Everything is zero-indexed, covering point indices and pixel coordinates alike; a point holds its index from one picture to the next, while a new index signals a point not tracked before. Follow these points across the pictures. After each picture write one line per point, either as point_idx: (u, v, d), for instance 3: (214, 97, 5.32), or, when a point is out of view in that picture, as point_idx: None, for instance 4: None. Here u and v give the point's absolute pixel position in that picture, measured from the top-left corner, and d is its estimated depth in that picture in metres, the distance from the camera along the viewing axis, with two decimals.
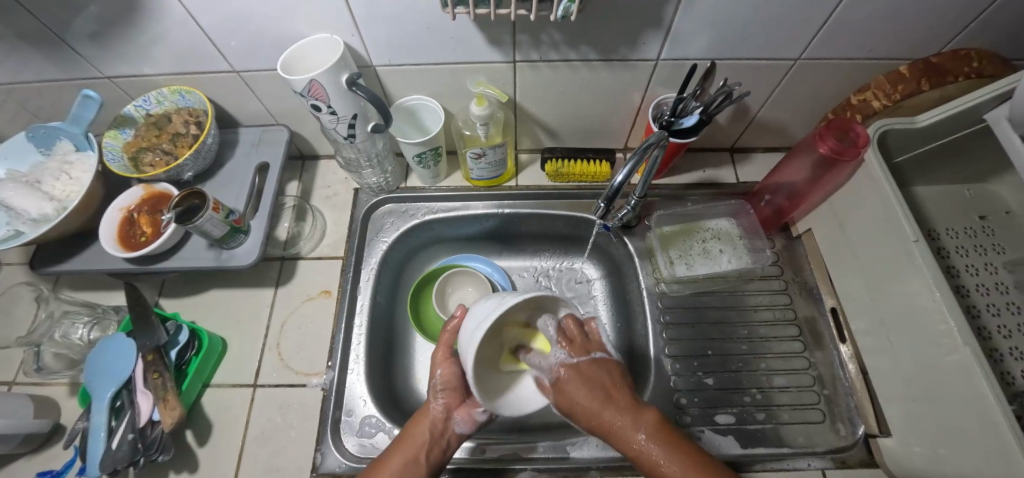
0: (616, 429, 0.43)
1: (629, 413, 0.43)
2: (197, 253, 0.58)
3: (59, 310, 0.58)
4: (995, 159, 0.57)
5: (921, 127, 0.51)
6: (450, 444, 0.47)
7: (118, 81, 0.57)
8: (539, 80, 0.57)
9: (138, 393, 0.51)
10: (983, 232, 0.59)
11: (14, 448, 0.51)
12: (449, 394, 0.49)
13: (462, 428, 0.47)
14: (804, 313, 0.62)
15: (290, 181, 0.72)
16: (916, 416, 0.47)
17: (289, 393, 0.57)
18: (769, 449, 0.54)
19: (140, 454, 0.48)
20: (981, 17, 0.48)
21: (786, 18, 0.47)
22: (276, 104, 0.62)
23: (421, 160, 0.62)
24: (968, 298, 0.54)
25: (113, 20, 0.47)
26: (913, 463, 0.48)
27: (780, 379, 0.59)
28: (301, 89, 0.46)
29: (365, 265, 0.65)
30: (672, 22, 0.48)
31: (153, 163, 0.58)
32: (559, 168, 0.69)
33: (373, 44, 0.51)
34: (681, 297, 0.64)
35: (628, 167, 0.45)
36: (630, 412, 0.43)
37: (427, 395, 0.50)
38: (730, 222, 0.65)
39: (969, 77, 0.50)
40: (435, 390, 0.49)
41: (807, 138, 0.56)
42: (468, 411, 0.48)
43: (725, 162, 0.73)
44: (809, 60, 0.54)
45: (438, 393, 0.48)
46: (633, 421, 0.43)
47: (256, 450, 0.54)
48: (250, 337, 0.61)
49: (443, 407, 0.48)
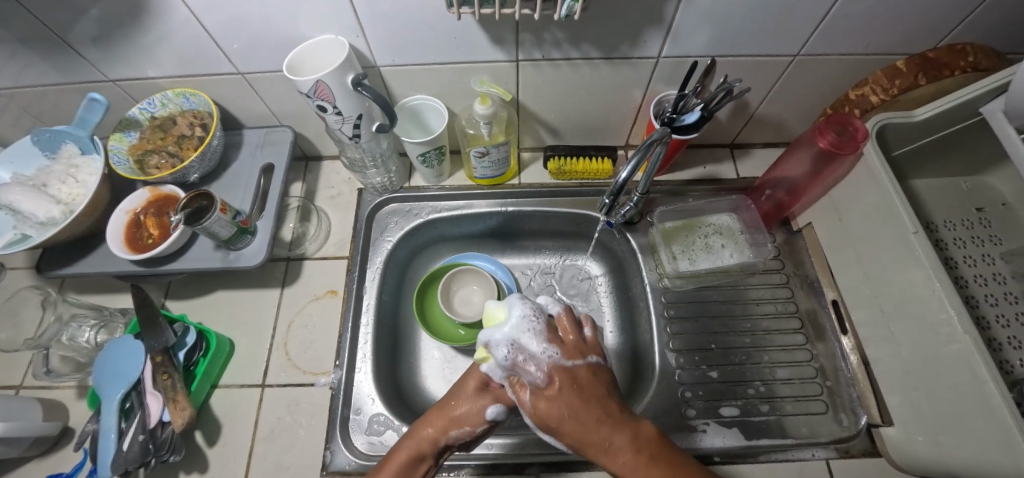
0: (607, 451, 0.38)
1: (611, 438, 0.39)
2: (203, 254, 0.58)
3: (66, 313, 0.58)
4: (990, 151, 0.58)
5: (918, 120, 0.52)
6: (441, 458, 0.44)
7: (122, 84, 0.57)
8: (542, 78, 0.58)
9: (147, 395, 0.51)
10: (980, 223, 0.60)
11: (24, 451, 0.52)
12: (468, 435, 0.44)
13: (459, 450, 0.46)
14: (805, 306, 0.63)
15: (294, 182, 0.72)
16: (917, 403, 0.48)
17: (297, 392, 0.58)
18: (773, 440, 0.55)
19: (152, 455, 0.48)
20: (974, 14, 0.49)
21: (785, 15, 0.48)
22: (281, 105, 0.62)
23: (425, 159, 0.63)
24: (967, 289, 0.55)
25: (120, 24, 0.47)
26: (917, 452, 0.48)
27: (782, 371, 0.59)
28: (306, 89, 0.46)
29: (371, 264, 0.65)
30: (672, 20, 0.48)
31: (159, 166, 0.59)
32: (561, 165, 0.69)
33: (377, 46, 0.51)
34: (684, 292, 0.65)
35: (632, 164, 0.47)
36: (616, 436, 0.39)
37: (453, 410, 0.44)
38: (732, 217, 0.66)
39: (965, 71, 0.51)
40: (455, 422, 0.43)
41: (806, 133, 0.57)
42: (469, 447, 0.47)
43: (725, 158, 0.74)
44: (807, 56, 0.55)
45: (465, 435, 0.43)
46: (628, 453, 0.38)
47: (267, 450, 0.55)
48: (258, 337, 0.61)
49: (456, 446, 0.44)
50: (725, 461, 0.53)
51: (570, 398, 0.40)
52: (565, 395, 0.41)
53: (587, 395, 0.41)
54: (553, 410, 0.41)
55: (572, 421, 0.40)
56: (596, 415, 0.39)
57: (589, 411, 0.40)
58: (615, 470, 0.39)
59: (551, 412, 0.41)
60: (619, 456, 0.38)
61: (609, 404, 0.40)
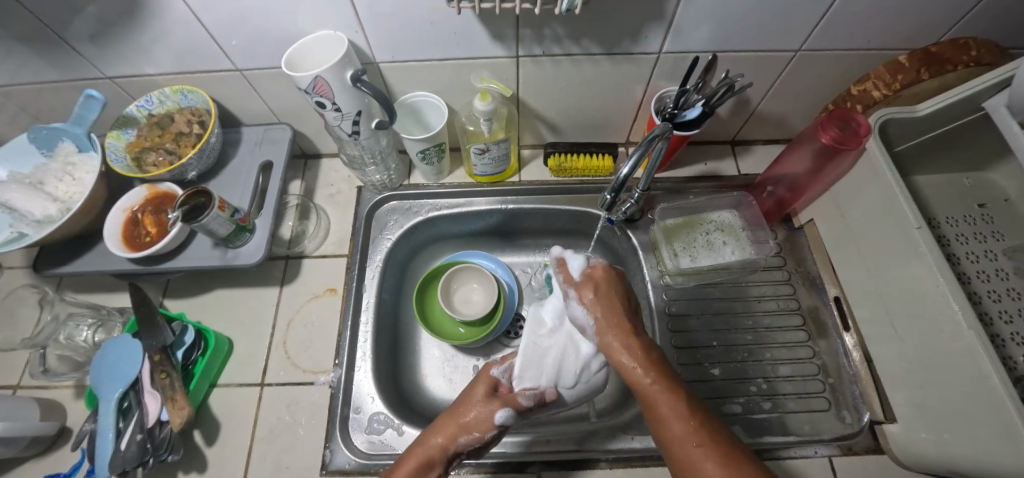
0: (618, 340, 0.45)
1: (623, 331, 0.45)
2: (201, 252, 0.58)
3: (63, 312, 0.58)
4: (992, 147, 0.58)
5: (921, 115, 0.52)
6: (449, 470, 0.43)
7: (119, 81, 0.57)
8: (542, 74, 0.57)
9: (146, 394, 0.50)
10: (983, 219, 0.60)
11: (20, 452, 0.51)
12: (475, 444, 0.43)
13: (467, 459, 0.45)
14: (807, 303, 0.63)
15: (293, 180, 0.72)
16: (921, 401, 0.47)
17: (296, 391, 0.57)
18: (775, 438, 0.55)
19: (150, 454, 0.48)
20: (977, 8, 0.49)
21: (786, 10, 0.48)
22: (279, 103, 0.62)
23: (424, 156, 0.62)
24: (969, 285, 0.55)
25: (117, 20, 0.47)
26: (920, 449, 0.48)
27: (785, 368, 0.59)
28: (305, 85, 0.46)
29: (370, 262, 0.65)
30: (674, 16, 0.48)
31: (157, 163, 0.58)
32: (562, 163, 0.69)
33: (377, 42, 0.51)
34: (686, 289, 0.65)
35: (633, 160, 0.46)
36: (628, 328, 0.45)
37: (459, 417, 0.43)
38: (733, 214, 0.66)
39: (968, 66, 0.51)
40: (461, 429, 0.42)
41: (809, 128, 0.56)
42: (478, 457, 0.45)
43: (726, 155, 0.73)
44: (808, 52, 0.55)
45: (472, 443, 0.42)
46: (633, 344, 0.44)
47: (266, 449, 0.54)
48: (257, 336, 0.61)
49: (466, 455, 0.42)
50: None
51: (609, 294, 0.48)
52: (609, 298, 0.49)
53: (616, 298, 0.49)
54: (593, 301, 0.48)
55: (605, 317, 0.47)
56: (620, 311, 0.47)
57: (616, 306, 0.47)
58: (618, 363, 0.44)
59: (590, 301, 0.48)
60: (626, 344, 0.44)
61: (635, 320, 0.47)
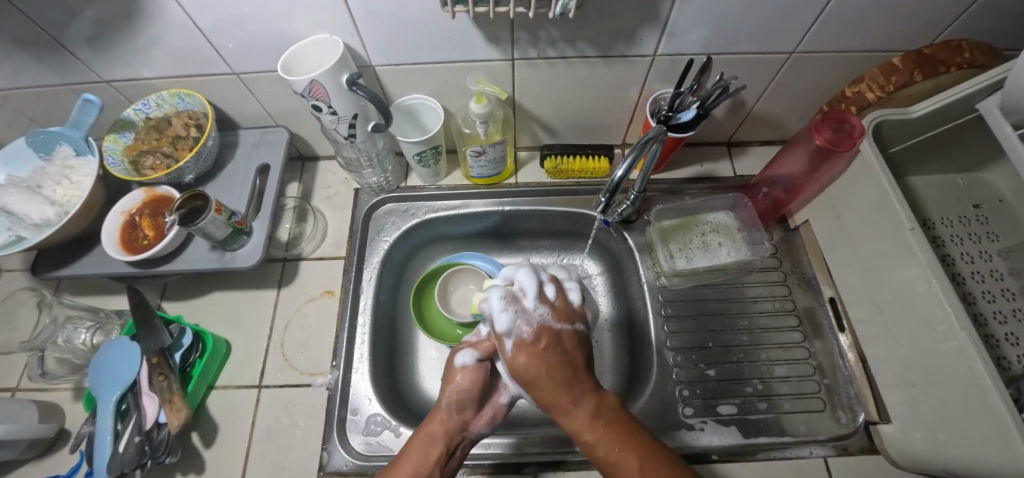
0: (570, 410, 0.43)
1: (580, 398, 0.44)
2: (199, 255, 0.58)
3: (61, 315, 0.58)
4: (987, 148, 0.58)
5: (915, 117, 0.52)
6: (464, 448, 0.47)
7: (117, 85, 0.57)
8: (538, 76, 0.57)
9: (143, 397, 0.51)
10: (978, 220, 0.60)
11: (20, 454, 0.51)
12: (466, 406, 0.47)
13: (480, 433, 0.48)
14: (803, 304, 0.63)
15: (291, 182, 0.72)
16: (915, 401, 0.47)
17: (293, 393, 0.58)
18: (770, 438, 0.55)
19: (148, 456, 0.48)
20: (970, 10, 0.49)
21: (780, 12, 0.48)
22: (276, 106, 0.62)
23: (421, 158, 0.63)
24: (964, 286, 0.55)
25: (114, 24, 0.47)
26: (914, 450, 0.48)
27: (780, 368, 0.59)
28: (301, 89, 0.46)
29: (367, 264, 0.65)
30: (668, 18, 0.48)
31: (154, 167, 0.58)
32: (558, 164, 0.69)
33: (373, 45, 0.51)
34: (682, 290, 0.65)
35: (627, 162, 0.46)
36: (586, 397, 0.44)
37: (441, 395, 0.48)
38: (729, 215, 0.66)
39: (961, 67, 0.51)
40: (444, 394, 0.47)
41: (803, 130, 0.57)
42: (485, 419, 0.48)
43: (722, 156, 0.74)
44: (803, 54, 0.55)
45: (455, 406, 0.47)
46: (590, 412, 0.43)
47: (263, 451, 0.54)
48: (254, 338, 0.61)
49: (459, 420, 0.46)
50: (722, 459, 0.54)
51: (550, 363, 0.43)
52: (539, 367, 0.43)
53: (569, 358, 0.45)
54: (537, 372, 0.43)
55: (550, 387, 0.43)
56: (573, 380, 0.44)
57: (567, 375, 0.44)
58: (572, 431, 0.43)
59: (533, 371, 0.43)
60: (578, 417, 0.43)
61: (580, 381, 0.44)
